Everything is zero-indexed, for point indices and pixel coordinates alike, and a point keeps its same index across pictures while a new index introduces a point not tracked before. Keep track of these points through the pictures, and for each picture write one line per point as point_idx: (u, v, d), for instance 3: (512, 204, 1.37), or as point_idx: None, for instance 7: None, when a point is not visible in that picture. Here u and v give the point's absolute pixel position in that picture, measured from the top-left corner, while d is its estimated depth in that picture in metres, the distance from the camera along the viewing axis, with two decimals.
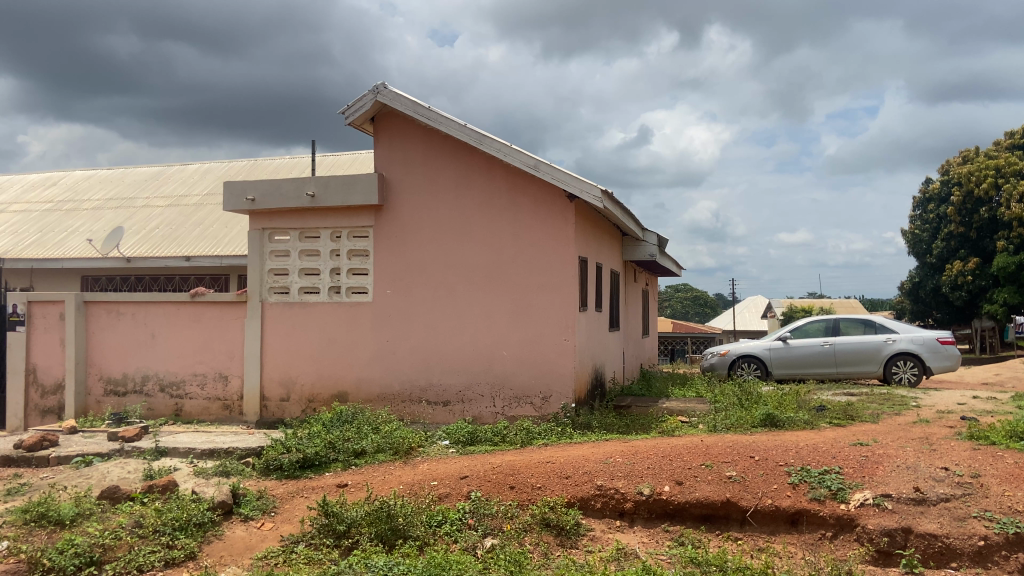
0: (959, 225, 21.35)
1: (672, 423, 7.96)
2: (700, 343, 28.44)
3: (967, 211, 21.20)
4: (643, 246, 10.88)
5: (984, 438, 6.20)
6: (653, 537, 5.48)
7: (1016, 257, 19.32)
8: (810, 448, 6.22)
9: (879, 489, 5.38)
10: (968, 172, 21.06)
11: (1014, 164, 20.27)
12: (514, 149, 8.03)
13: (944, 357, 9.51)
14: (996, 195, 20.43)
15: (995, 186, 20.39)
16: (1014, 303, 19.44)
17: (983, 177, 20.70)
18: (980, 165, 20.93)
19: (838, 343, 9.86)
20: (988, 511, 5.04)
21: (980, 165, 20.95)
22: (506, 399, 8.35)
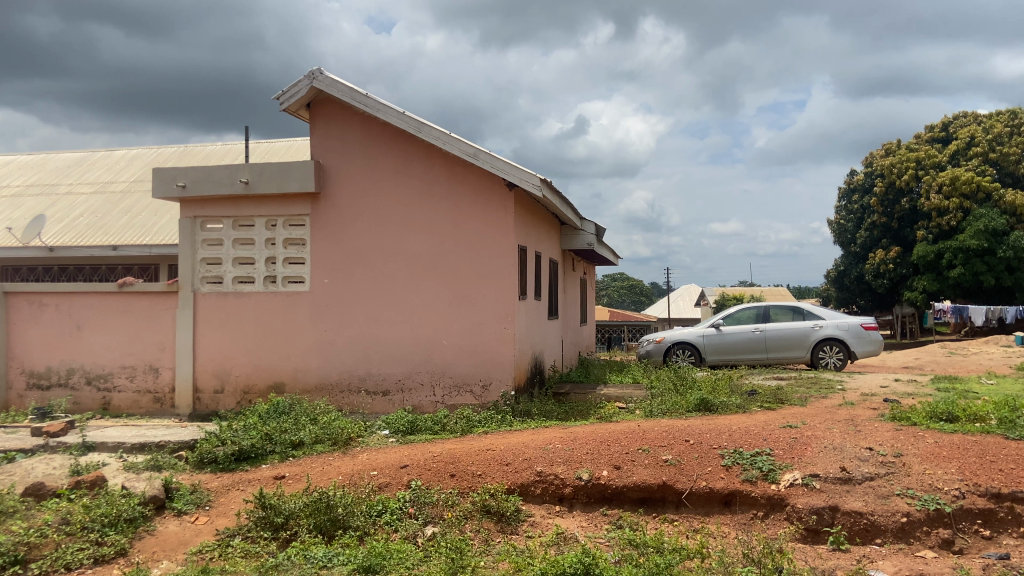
0: (882, 215, 22.18)
1: (611, 409, 8.08)
2: (636, 331, 28.92)
3: (889, 202, 22.05)
4: (580, 235, 10.97)
5: (905, 418, 6.50)
6: (591, 520, 5.59)
7: (935, 246, 20.24)
8: (742, 431, 6.42)
9: (808, 469, 5.61)
10: (890, 164, 21.83)
11: (933, 156, 21.14)
12: (453, 137, 8.00)
13: (868, 342, 9.95)
14: (916, 186, 21.31)
15: (915, 178, 21.27)
16: (933, 291, 20.34)
17: (904, 168, 21.53)
18: (902, 157, 21.73)
19: (768, 329, 10.16)
20: (910, 489, 5.30)
21: (902, 157, 21.75)
22: (446, 388, 8.34)
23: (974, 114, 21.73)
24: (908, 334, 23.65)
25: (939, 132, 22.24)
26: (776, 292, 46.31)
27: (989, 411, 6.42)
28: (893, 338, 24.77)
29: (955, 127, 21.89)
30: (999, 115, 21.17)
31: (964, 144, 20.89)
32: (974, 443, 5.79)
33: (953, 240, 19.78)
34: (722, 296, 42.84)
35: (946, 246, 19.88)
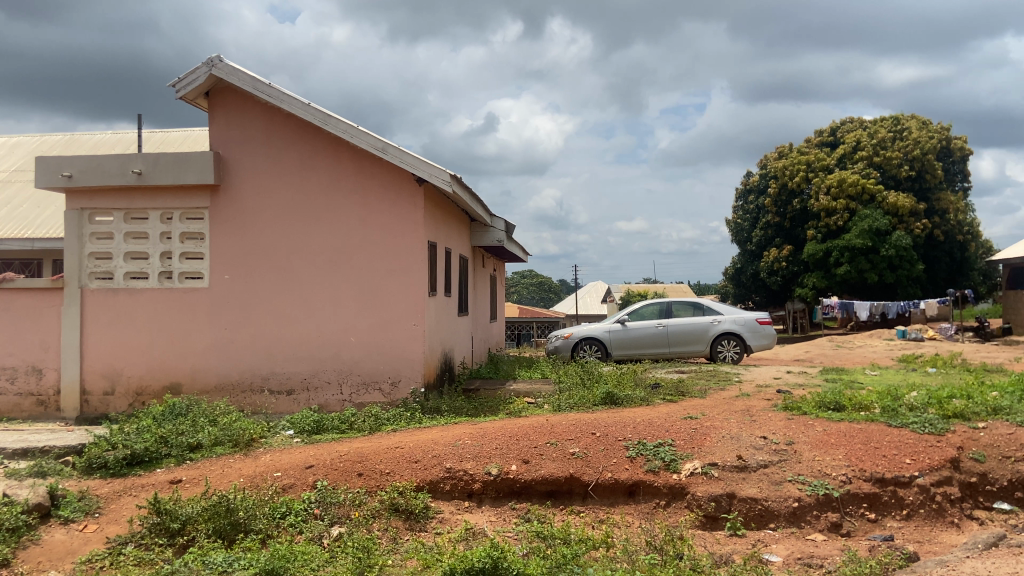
0: (775, 215, 23.30)
1: (519, 404, 8.12)
2: (545, 327, 29.27)
3: (782, 203, 23.17)
4: (490, 232, 11.00)
5: (797, 408, 6.85)
6: (500, 515, 5.63)
7: (823, 244, 21.43)
8: (646, 423, 6.61)
9: (706, 458, 5.83)
10: (783, 166, 22.94)
11: (822, 159, 22.33)
12: (360, 131, 7.87)
13: (762, 335, 10.45)
14: (806, 187, 22.47)
15: (806, 179, 22.42)
16: (821, 287, 21.54)
17: (796, 171, 22.66)
18: (794, 160, 22.85)
19: (670, 324, 10.49)
20: (801, 475, 5.58)
21: (794, 160, 22.88)
22: (353, 386, 8.20)
23: (859, 121, 23.04)
24: (799, 328, 24.91)
25: (828, 136, 23.53)
26: (677, 288, 47.81)
27: (872, 400, 6.83)
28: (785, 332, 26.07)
29: (842, 132, 23.16)
30: (882, 122, 22.52)
31: (851, 148, 22.11)
32: (859, 431, 6.15)
33: (840, 240, 20.98)
34: (627, 293, 43.94)
35: (834, 245, 21.10)
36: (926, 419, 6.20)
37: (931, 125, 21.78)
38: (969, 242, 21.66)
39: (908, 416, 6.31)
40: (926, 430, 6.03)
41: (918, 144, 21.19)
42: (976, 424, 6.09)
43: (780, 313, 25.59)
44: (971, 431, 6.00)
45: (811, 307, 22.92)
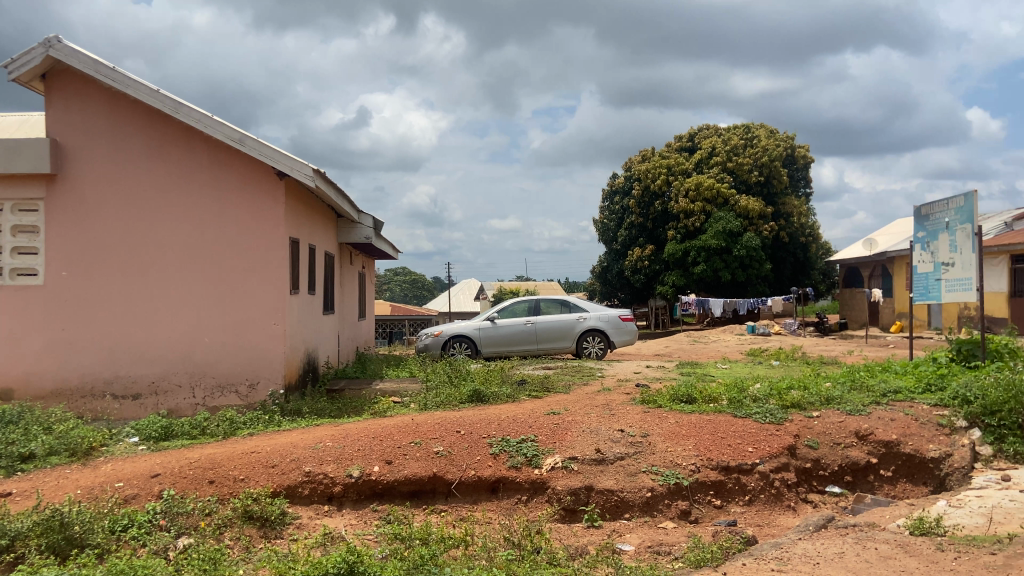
0: (639, 216, 24.18)
1: (385, 404, 8.01)
2: (417, 326, 29.03)
3: (645, 204, 24.09)
4: (357, 228, 10.78)
5: (653, 401, 7.15)
6: (361, 518, 5.54)
7: (682, 244, 22.45)
8: (510, 420, 6.69)
9: (567, 452, 5.98)
10: (646, 169, 23.85)
11: (681, 164, 23.45)
12: (215, 121, 7.51)
13: (624, 332, 10.88)
14: (667, 190, 23.47)
15: (667, 183, 23.42)
16: (681, 285, 22.53)
17: (657, 174, 23.62)
18: (655, 164, 23.80)
19: (538, 322, 10.68)
20: (654, 466, 5.84)
21: (656, 163, 23.82)
22: (207, 389, 7.83)
23: (715, 128, 24.36)
24: (660, 324, 25.92)
25: (687, 142, 24.67)
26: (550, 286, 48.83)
27: (721, 393, 7.24)
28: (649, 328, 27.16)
29: (699, 138, 24.41)
30: (734, 130, 23.94)
31: (707, 154, 23.32)
32: (708, 422, 6.50)
33: (697, 240, 22.10)
34: (501, 290, 44.46)
35: (692, 245, 22.18)
36: (767, 409, 6.63)
37: (778, 134, 23.36)
38: (810, 243, 23.33)
39: (752, 407, 6.73)
40: (767, 419, 6.45)
41: (767, 151, 22.70)
42: (811, 413, 6.56)
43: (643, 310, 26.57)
44: (806, 420, 6.46)
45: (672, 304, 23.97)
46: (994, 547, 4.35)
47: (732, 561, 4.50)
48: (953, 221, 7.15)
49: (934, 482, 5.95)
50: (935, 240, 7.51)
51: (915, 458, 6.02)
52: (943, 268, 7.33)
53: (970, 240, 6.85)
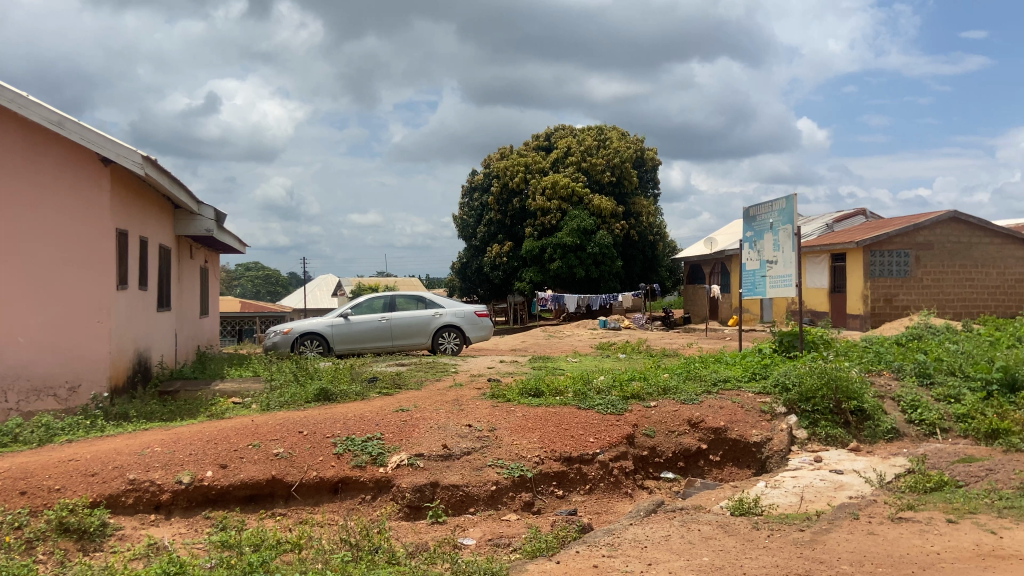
0: (497, 213, 24.38)
1: (224, 405, 7.63)
2: (269, 323, 27.94)
3: (503, 201, 24.33)
4: (197, 221, 10.24)
5: (502, 396, 7.23)
6: (192, 526, 5.24)
7: (540, 241, 22.93)
8: (356, 418, 6.55)
9: (413, 450, 5.92)
10: (503, 167, 24.10)
11: (538, 162, 23.95)
12: (30, 100, 6.87)
13: (480, 327, 11.00)
14: (525, 188, 23.89)
15: (524, 181, 23.83)
16: (538, 281, 22.98)
17: (515, 172, 23.97)
18: (513, 161, 24.12)
19: (393, 318, 10.54)
20: (500, 459, 5.90)
21: (514, 161, 24.13)
22: (20, 394, 7.12)
23: (571, 128, 25.04)
24: (519, 319, 26.29)
25: (543, 141, 25.21)
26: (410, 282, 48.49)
27: (567, 386, 7.43)
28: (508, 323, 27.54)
29: (556, 138, 25.01)
30: (588, 131, 24.71)
31: (563, 154, 23.96)
32: (553, 414, 6.65)
33: (553, 237, 22.64)
34: (360, 286, 43.63)
35: (549, 242, 22.67)
36: (609, 400, 6.87)
37: (628, 137, 24.35)
38: (658, 241, 24.50)
39: (595, 399, 6.95)
40: (608, 410, 6.68)
41: (618, 153, 23.54)
42: (649, 403, 6.87)
43: (502, 306, 26.85)
44: (644, 409, 6.75)
45: (530, 300, 24.41)
46: (802, 523, 4.70)
47: (567, 549, 4.61)
48: (776, 221, 7.69)
49: (756, 465, 6.37)
50: (762, 239, 8.07)
51: (740, 443, 6.43)
52: (767, 266, 7.89)
53: (791, 240, 7.40)
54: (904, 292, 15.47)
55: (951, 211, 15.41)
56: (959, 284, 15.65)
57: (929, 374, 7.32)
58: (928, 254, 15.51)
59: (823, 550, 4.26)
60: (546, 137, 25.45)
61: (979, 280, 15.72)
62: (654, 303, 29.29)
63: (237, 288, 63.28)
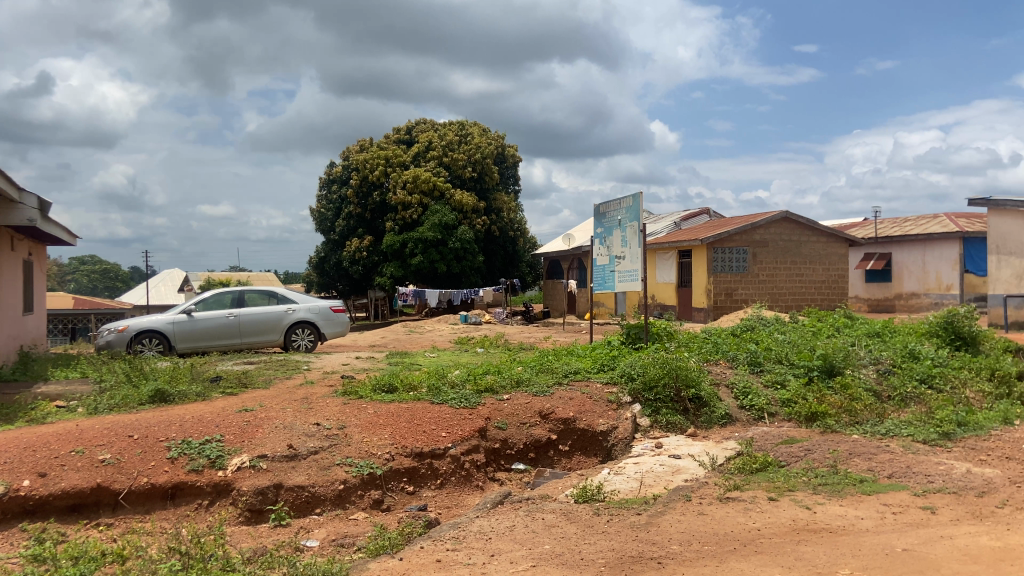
0: (356, 206, 23.77)
1: (46, 410, 6.99)
2: (106, 320, 25.97)
3: (362, 194, 23.74)
4: (19, 210, 9.33)
5: (353, 392, 7.07)
6: (4, 540, 4.76)
7: (400, 235, 22.59)
8: (195, 420, 6.19)
9: (255, 451, 5.67)
10: (363, 159, 23.60)
11: (399, 156, 23.58)
12: None
13: (335, 323, 10.75)
14: (385, 181, 23.53)
15: (384, 174, 23.47)
16: (398, 276, 22.51)
17: (374, 165, 23.56)
18: (373, 154, 23.67)
19: (241, 314, 10.08)
20: (349, 457, 5.75)
21: (373, 154, 23.73)
22: None
23: (432, 123, 24.98)
24: (378, 316, 25.78)
25: (404, 135, 24.98)
26: (266, 278, 46.58)
27: (420, 381, 7.39)
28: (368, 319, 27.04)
29: (417, 132, 24.87)
30: (449, 126, 24.75)
31: (423, 148, 23.84)
32: (405, 410, 6.57)
33: (414, 231, 22.45)
34: (211, 281, 41.40)
35: (409, 236, 22.38)
36: (462, 394, 6.88)
37: (489, 133, 24.65)
38: (518, 237, 24.96)
39: (448, 393, 6.94)
40: (461, 404, 6.69)
41: (479, 148, 23.86)
42: (502, 396, 6.94)
43: (363, 301, 26.31)
44: (497, 402, 6.82)
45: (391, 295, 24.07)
46: (640, 507, 4.90)
47: (411, 545, 4.57)
48: (623, 218, 7.98)
49: (602, 453, 6.58)
50: (611, 235, 8.35)
51: (588, 432, 6.63)
52: (616, 261, 8.17)
53: (637, 236, 7.71)
54: (744, 286, 16.55)
55: (783, 211, 16.64)
56: (791, 278, 16.91)
57: (760, 362, 7.86)
58: (764, 252, 16.69)
59: (656, 532, 4.45)
60: (407, 131, 25.24)
61: (807, 275, 17.06)
62: (515, 298, 29.69)
63: (73, 284, 58.43)
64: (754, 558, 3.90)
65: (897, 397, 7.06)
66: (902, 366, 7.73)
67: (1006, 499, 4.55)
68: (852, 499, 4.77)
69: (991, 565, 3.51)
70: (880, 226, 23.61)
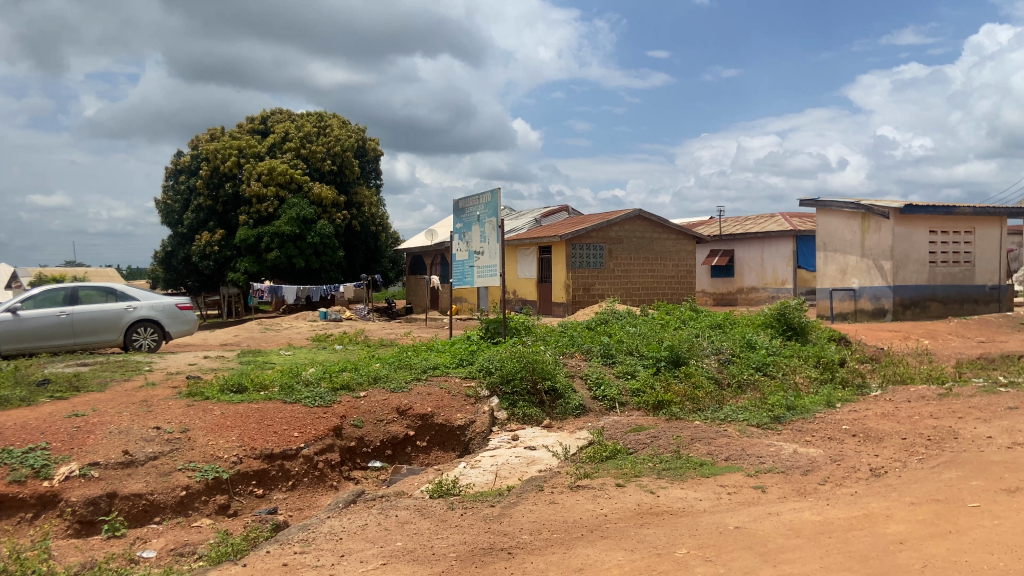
0: (207, 198, 22.54)
1: None
2: None
3: (213, 185, 22.54)
4: None
5: (199, 394, 6.69)
6: None
7: (255, 230, 21.65)
8: (16, 427, 5.64)
9: (86, 458, 5.24)
10: (214, 149, 22.39)
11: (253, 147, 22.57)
12: None
13: (181, 321, 10.15)
14: (238, 172, 22.46)
15: (237, 165, 22.40)
16: (253, 271, 21.63)
17: (227, 155, 22.42)
18: (225, 144, 22.51)
19: (75, 313, 9.30)
20: (192, 462, 5.44)
21: (225, 143, 22.57)
22: None
23: (288, 113, 24.13)
24: (231, 313, 24.57)
25: (259, 125, 23.96)
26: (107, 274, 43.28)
27: (272, 380, 7.11)
28: (221, 317, 25.73)
29: (273, 122, 23.94)
30: (307, 116, 24.02)
31: (279, 139, 22.99)
32: (255, 410, 6.30)
33: (270, 225, 21.59)
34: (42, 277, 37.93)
35: (265, 231, 21.52)
36: (316, 393, 6.68)
37: (349, 125, 24.15)
38: (380, 232, 24.62)
39: (302, 392, 6.72)
40: (315, 403, 6.50)
41: (339, 141, 23.38)
42: (358, 394, 6.81)
43: (215, 298, 25.01)
44: (353, 400, 6.68)
45: (246, 292, 23.03)
46: (493, 499, 4.95)
47: (257, 550, 4.39)
48: (482, 214, 8.03)
49: (460, 447, 6.60)
50: (470, 231, 8.38)
51: (446, 427, 6.63)
52: (475, 256, 8.22)
53: (495, 232, 7.78)
54: (600, 281, 17.13)
55: (637, 209, 17.35)
56: (644, 274, 17.69)
57: (613, 354, 8.16)
58: (620, 248, 17.36)
59: (508, 523, 4.51)
60: (262, 120, 24.22)
61: (659, 271, 17.91)
62: (377, 293, 29.26)
63: None
64: (600, 542, 4.03)
65: (735, 384, 7.55)
66: (740, 355, 8.27)
67: (827, 476, 4.96)
68: (692, 481, 5.04)
69: (812, 538, 3.81)
70: (725, 225, 25.17)
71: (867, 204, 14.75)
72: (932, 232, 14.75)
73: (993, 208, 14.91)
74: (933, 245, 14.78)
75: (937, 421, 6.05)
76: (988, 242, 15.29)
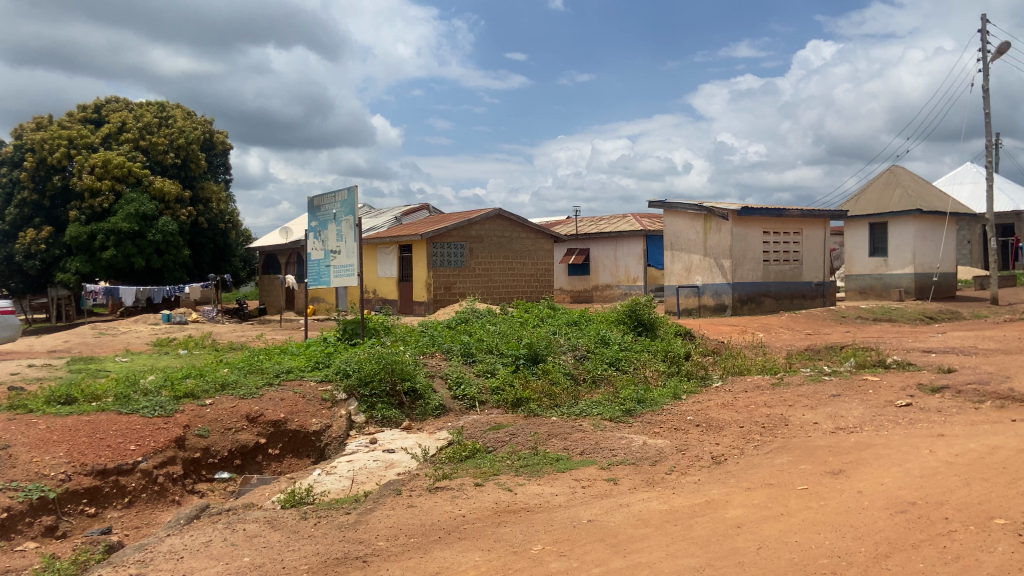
0: (32, 192, 20.54)
1: None
2: None
3: (39, 178, 20.56)
4: None
5: (21, 407, 6.05)
6: None
7: (87, 227, 19.92)
8: None
9: None
10: (40, 139, 20.40)
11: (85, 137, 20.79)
12: None
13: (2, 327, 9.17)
14: (68, 164, 20.62)
15: (67, 157, 20.56)
16: (86, 272, 19.90)
17: (55, 146, 20.51)
18: (52, 133, 20.56)
19: None
20: (14, 481, 4.89)
21: (53, 132, 20.61)
22: None
23: (126, 102, 22.48)
24: (61, 316, 22.52)
25: (91, 113, 22.10)
26: None
27: (106, 390, 6.56)
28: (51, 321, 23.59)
29: (107, 111, 22.19)
30: (147, 106, 22.47)
31: (115, 129, 21.33)
32: (87, 423, 5.78)
33: (105, 222, 19.98)
34: None
35: (99, 228, 19.88)
36: (157, 402, 6.23)
37: (194, 117, 22.84)
38: (229, 229, 23.45)
39: (140, 402, 6.24)
40: (155, 413, 6.06)
41: (182, 133, 22.07)
42: (204, 401, 6.42)
43: (42, 300, 22.84)
44: (198, 408, 6.30)
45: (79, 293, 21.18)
46: (349, 506, 4.81)
47: None
48: (338, 212, 7.81)
49: (316, 454, 6.37)
50: (324, 229, 8.13)
51: (300, 434, 6.38)
52: (331, 256, 7.98)
53: (351, 231, 7.59)
54: (460, 280, 17.16)
55: (496, 208, 17.51)
56: (504, 272, 17.90)
57: (472, 353, 8.18)
58: (480, 247, 17.47)
59: (364, 530, 4.39)
60: (95, 109, 22.35)
61: (518, 269, 18.18)
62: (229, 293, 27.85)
63: None
64: (458, 544, 4.01)
65: (590, 379, 7.78)
66: (595, 351, 8.52)
67: (673, 465, 5.20)
68: (549, 477, 5.13)
69: (659, 527, 3.96)
70: (580, 224, 25.98)
71: (709, 206, 15.67)
72: (766, 232, 15.90)
73: (817, 211, 16.31)
74: (767, 244, 15.93)
75: (770, 409, 6.51)
76: (813, 242, 16.69)
